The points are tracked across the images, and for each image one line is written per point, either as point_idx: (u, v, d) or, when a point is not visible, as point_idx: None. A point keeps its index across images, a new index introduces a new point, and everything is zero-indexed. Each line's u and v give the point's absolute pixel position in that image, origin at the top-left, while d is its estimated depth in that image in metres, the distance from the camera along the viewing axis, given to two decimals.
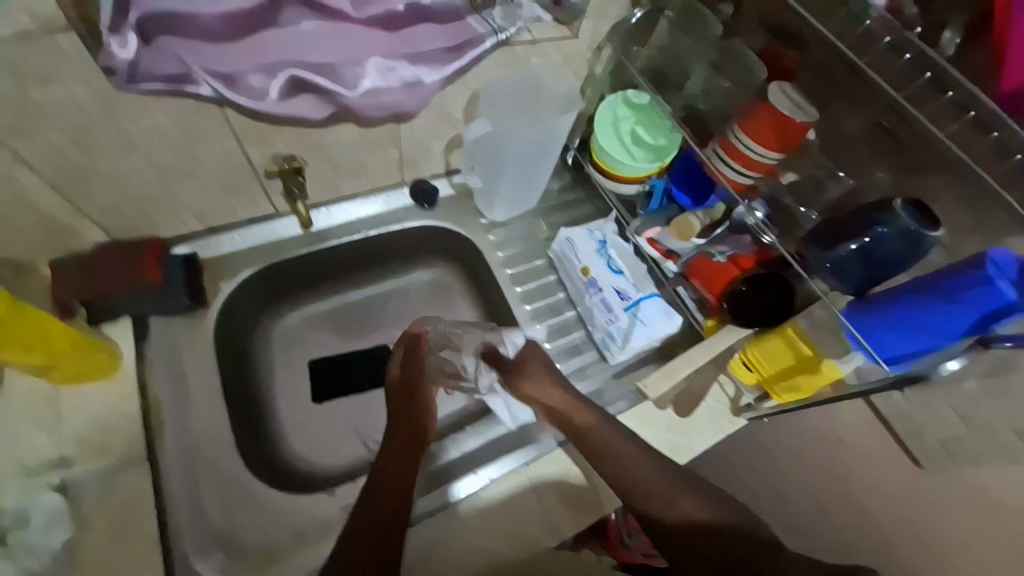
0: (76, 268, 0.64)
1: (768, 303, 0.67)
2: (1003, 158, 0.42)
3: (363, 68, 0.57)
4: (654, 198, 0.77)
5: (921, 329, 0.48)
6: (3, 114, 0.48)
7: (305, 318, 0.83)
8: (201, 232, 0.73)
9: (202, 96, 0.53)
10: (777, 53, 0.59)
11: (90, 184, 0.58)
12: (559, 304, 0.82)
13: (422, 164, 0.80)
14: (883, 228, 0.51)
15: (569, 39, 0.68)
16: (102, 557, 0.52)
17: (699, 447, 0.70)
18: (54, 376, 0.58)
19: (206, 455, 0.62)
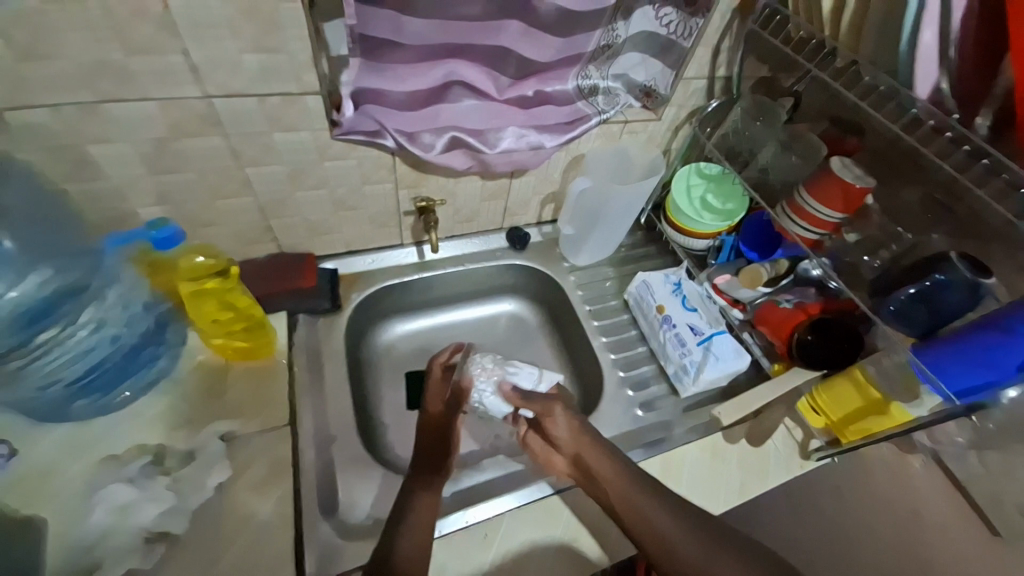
0: (248, 269, 0.79)
1: (837, 348, 0.72)
2: None
3: (503, 134, 0.73)
4: (723, 252, 0.88)
5: (984, 362, 0.55)
6: (252, 149, 0.65)
7: (405, 335, 0.95)
8: (341, 253, 0.88)
9: (386, 146, 0.70)
10: (839, 138, 0.73)
11: (283, 207, 0.75)
12: (632, 341, 0.90)
13: (520, 214, 0.96)
14: (942, 275, 0.59)
15: (654, 120, 0.85)
16: (248, 505, 0.60)
17: (770, 485, 0.74)
18: (223, 348, 0.70)
19: (332, 434, 0.72)
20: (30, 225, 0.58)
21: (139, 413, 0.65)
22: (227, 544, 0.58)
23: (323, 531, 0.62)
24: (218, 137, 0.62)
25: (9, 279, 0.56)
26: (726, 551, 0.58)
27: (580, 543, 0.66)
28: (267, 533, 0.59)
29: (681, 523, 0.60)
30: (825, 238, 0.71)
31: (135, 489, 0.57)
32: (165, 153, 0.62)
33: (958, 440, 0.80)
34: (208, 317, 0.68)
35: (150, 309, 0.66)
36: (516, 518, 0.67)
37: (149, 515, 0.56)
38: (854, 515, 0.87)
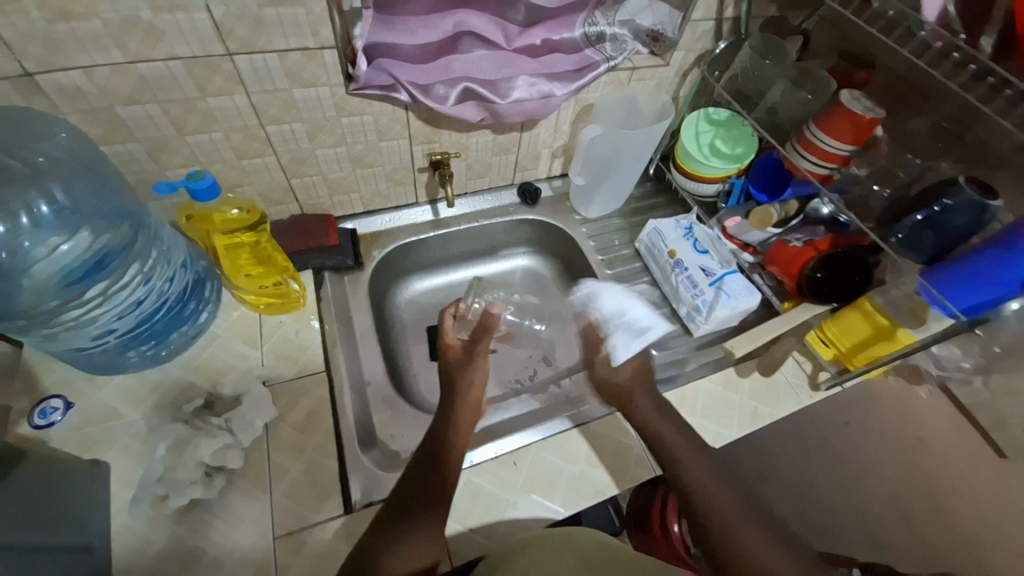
0: (274, 228, 0.82)
1: (847, 281, 0.75)
2: None
3: (515, 82, 0.74)
4: (734, 195, 0.90)
5: (990, 278, 0.57)
6: (274, 107, 0.67)
7: (425, 292, 0.98)
8: (359, 213, 0.91)
9: (400, 100, 0.72)
10: (847, 72, 0.74)
11: (304, 166, 0.77)
12: (644, 286, 0.93)
13: (531, 168, 0.97)
14: (948, 200, 0.61)
15: (662, 66, 0.85)
16: (294, 442, 0.65)
17: (780, 412, 0.78)
18: (260, 301, 0.75)
19: (366, 379, 0.76)
20: (76, 178, 0.59)
21: (186, 365, 0.69)
22: (279, 475, 0.63)
23: (365, 462, 0.67)
24: (241, 96, 0.64)
25: (63, 232, 0.58)
26: (759, 529, 0.59)
27: (600, 471, 0.70)
28: (316, 465, 0.64)
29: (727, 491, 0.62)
30: (835, 172, 0.72)
31: (192, 428, 0.62)
32: (190, 113, 0.64)
33: (965, 366, 0.83)
34: (242, 271, 0.71)
35: (189, 266, 0.69)
36: (542, 450, 0.71)
37: (208, 452, 0.60)
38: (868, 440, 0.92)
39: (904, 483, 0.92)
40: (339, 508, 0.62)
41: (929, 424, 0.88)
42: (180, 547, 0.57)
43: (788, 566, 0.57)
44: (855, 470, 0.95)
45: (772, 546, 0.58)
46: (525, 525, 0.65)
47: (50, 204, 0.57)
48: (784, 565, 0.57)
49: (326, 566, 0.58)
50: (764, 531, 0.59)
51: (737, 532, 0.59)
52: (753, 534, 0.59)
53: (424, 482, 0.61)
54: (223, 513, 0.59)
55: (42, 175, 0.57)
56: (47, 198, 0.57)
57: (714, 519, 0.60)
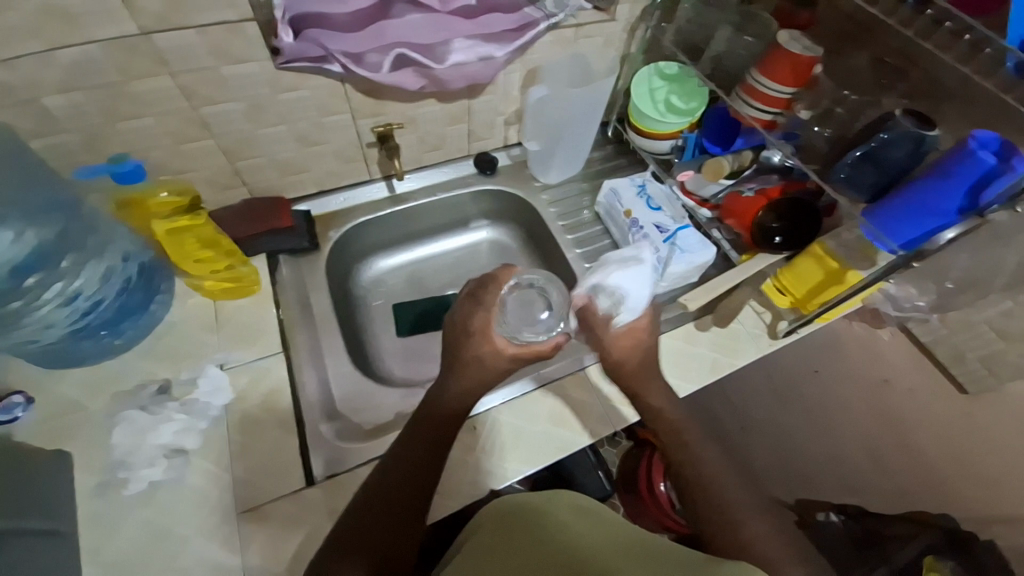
0: (224, 215, 0.81)
1: (797, 224, 0.75)
2: (977, 53, 0.53)
3: (451, 46, 0.73)
4: (687, 150, 0.89)
5: (922, 211, 0.57)
6: (203, 87, 0.66)
7: (390, 270, 0.98)
8: (313, 194, 0.90)
9: (334, 73, 0.70)
10: (791, 12, 0.72)
11: (247, 148, 0.76)
12: (606, 249, 0.93)
13: (486, 137, 0.95)
14: (886, 134, 0.60)
15: (609, 21, 0.83)
16: (255, 422, 0.66)
17: (739, 361, 0.79)
18: (212, 288, 0.74)
19: (327, 357, 0.77)
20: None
21: (144, 354, 0.69)
22: (241, 455, 0.64)
23: (327, 436, 0.68)
24: (166, 77, 0.63)
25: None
26: (758, 518, 0.56)
27: (563, 429, 0.72)
28: (277, 442, 0.65)
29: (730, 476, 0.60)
30: (779, 117, 0.72)
31: (150, 414, 0.63)
32: (115, 99, 0.62)
33: (921, 307, 0.81)
34: (190, 257, 0.71)
35: (131, 258, 0.68)
36: (502, 415, 0.72)
37: (167, 434, 0.62)
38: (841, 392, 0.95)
39: (878, 435, 0.92)
40: (302, 482, 0.63)
41: (894, 365, 0.88)
42: (146, 529, 0.58)
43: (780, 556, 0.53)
44: (830, 419, 0.98)
45: (771, 539, 0.54)
46: (488, 486, 0.67)
47: None
48: (777, 552, 0.53)
49: (289, 537, 0.59)
50: (762, 523, 0.56)
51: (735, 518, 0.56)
52: (751, 524, 0.55)
53: (381, 499, 0.57)
54: (187, 493, 0.61)
55: None
56: None
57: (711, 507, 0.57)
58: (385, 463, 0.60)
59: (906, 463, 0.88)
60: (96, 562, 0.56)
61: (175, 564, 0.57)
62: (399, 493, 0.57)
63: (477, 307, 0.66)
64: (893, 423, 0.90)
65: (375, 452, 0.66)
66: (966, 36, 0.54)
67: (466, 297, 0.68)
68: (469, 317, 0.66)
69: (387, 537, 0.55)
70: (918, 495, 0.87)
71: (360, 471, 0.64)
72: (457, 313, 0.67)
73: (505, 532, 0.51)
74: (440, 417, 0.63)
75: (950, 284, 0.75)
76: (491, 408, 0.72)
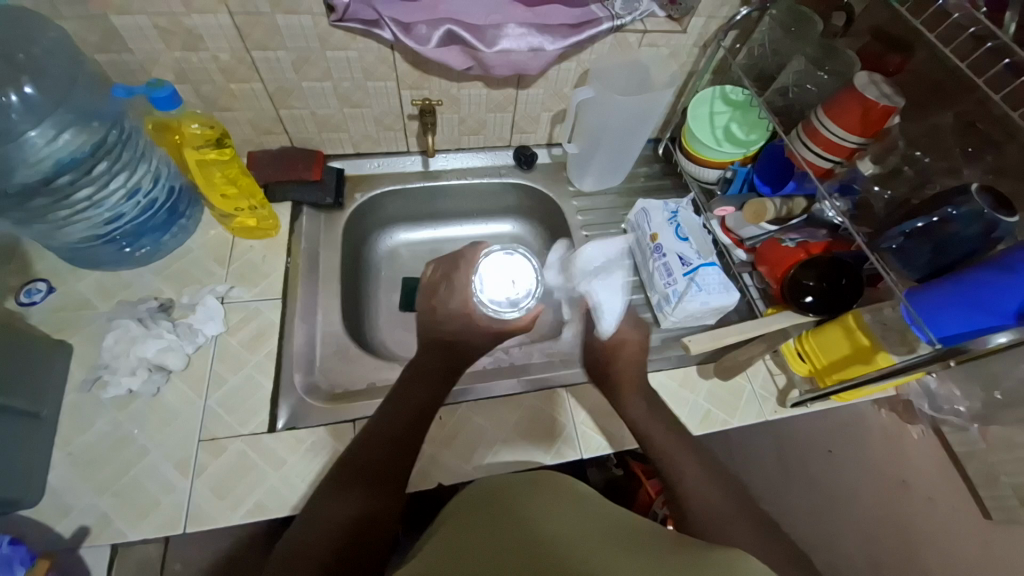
0: (261, 157, 0.84)
1: (835, 288, 0.66)
2: None
3: (503, 31, 0.71)
4: (735, 183, 0.82)
5: (974, 304, 0.50)
6: (258, 30, 0.68)
7: (408, 244, 0.98)
8: (349, 155, 0.91)
9: (384, 39, 0.70)
10: (880, 57, 0.67)
11: (291, 97, 0.78)
12: (624, 269, 0.89)
13: (529, 131, 0.93)
14: (954, 209, 0.53)
15: (678, 33, 0.78)
16: (237, 357, 0.69)
17: (736, 421, 0.72)
18: (234, 223, 0.77)
19: (321, 313, 0.78)
20: (51, 77, 0.60)
21: (158, 271, 0.74)
22: (215, 385, 0.66)
23: (298, 387, 0.69)
24: (225, 15, 0.65)
25: (34, 122, 0.60)
26: (748, 522, 0.51)
27: (527, 443, 0.69)
28: (251, 381, 0.67)
29: (713, 487, 0.54)
30: (838, 166, 0.66)
31: (144, 327, 0.67)
32: (174, 28, 0.65)
33: (961, 411, 0.75)
34: (216, 192, 0.73)
35: (161, 180, 0.73)
36: (469, 414, 0.70)
37: (151, 349, 0.65)
38: (851, 474, 0.81)
39: (880, 530, 0.78)
40: (262, 427, 0.64)
41: (916, 466, 0.78)
42: (114, 431, 0.62)
43: (774, 562, 0.47)
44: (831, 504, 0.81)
45: (766, 550, 0.48)
46: (438, 479, 0.65)
47: (20, 97, 0.58)
48: (775, 560, 0.47)
49: (236, 475, 0.61)
50: (754, 527, 0.51)
51: (728, 526, 0.50)
52: (744, 531, 0.50)
53: (370, 462, 0.55)
54: (158, 408, 0.64)
55: (19, 69, 0.58)
56: (18, 91, 0.58)
57: (701, 520, 0.52)
58: (365, 433, 0.58)
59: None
60: (66, 450, 0.60)
61: (131, 471, 0.60)
62: (380, 455, 0.55)
63: (452, 290, 0.74)
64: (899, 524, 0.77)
65: (338, 416, 0.67)
66: None
67: (442, 277, 0.76)
68: (448, 302, 0.73)
69: (373, 495, 0.52)
70: None
71: (317, 429, 0.65)
72: (432, 292, 0.76)
73: (494, 512, 0.47)
74: (420, 400, 0.62)
75: (999, 393, 0.71)
76: (461, 402, 0.70)
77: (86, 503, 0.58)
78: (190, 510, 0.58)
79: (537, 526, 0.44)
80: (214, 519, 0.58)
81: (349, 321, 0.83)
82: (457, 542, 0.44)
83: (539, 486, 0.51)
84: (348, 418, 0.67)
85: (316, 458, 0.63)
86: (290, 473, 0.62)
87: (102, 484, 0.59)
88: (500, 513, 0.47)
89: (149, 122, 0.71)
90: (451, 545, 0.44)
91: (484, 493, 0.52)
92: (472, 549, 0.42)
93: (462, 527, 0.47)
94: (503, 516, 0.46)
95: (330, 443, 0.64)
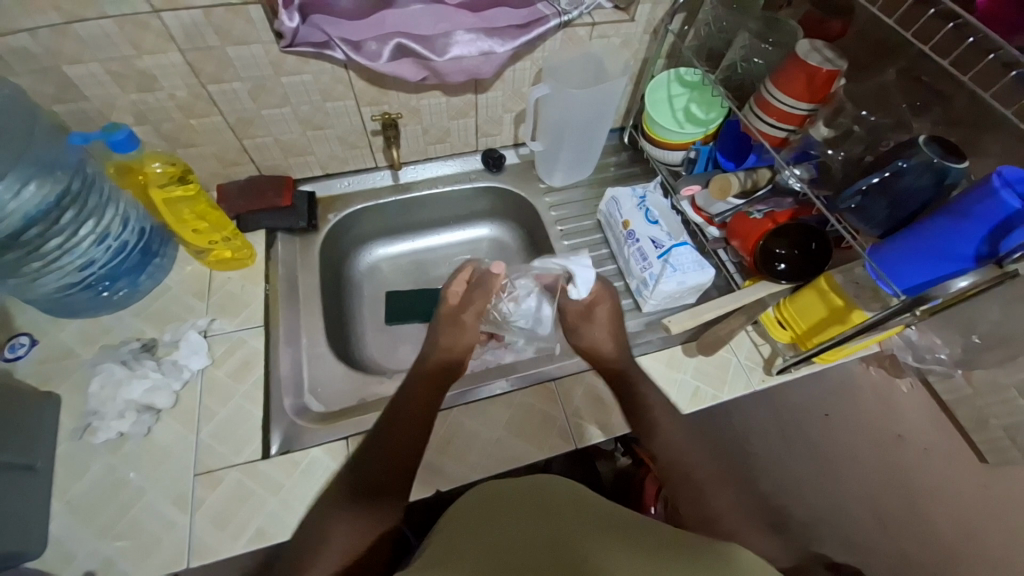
0: (232, 189, 0.85)
1: (806, 254, 0.68)
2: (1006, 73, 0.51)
3: (453, 38, 0.71)
4: (699, 163, 0.83)
5: (933, 254, 0.51)
6: (210, 65, 0.68)
7: (388, 258, 0.99)
8: (320, 176, 0.92)
9: (336, 59, 0.71)
10: (821, 22, 0.67)
11: (254, 126, 0.79)
12: (603, 259, 0.89)
13: (494, 134, 0.93)
14: (905, 162, 0.54)
15: (627, 22, 0.79)
16: (225, 388, 0.69)
17: (725, 395, 0.73)
18: (211, 257, 0.78)
19: (305, 335, 0.78)
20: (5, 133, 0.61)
21: (138, 312, 0.74)
22: (206, 419, 0.67)
23: (288, 410, 0.69)
24: (176, 54, 0.66)
25: None
26: (729, 492, 0.57)
27: (520, 439, 0.69)
28: (240, 410, 0.68)
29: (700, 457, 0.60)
30: (793, 134, 0.67)
31: (128, 368, 0.67)
32: (129, 71, 0.66)
33: (943, 359, 0.77)
34: (189, 228, 0.74)
35: (132, 221, 0.73)
36: (460, 418, 0.70)
37: (138, 391, 0.65)
38: (847, 435, 0.81)
39: (882, 489, 0.78)
40: (256, 454, 0.65)
41: (909, 422, 0.79)
42: (110, 474, 0.62)
43: (741, 525, 0.55)
44: (833, 465, 0.81)
45: (739, 511, 0.56)
46: (436, 486, 0.65)
47: None
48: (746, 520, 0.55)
49: (234, 504, 0.61)
50: (733, 493, 0.58)
51: (714, 492, 0.57)
52: (726, 498, 0.57)
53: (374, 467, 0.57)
54: (151, 446, 0.64)
55: None
56: None
57: (682, 489, 0.58)
58: (375, 444, 0.59)
59: (919, 540, 0.74)
60: (64, 499, 0.60)
61: (131, 513, 0.60)
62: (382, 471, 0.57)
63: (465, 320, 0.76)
64: (896, 476, 0.78)
65: (330, 435, 0.67)
66: (992, 56, 0.51)
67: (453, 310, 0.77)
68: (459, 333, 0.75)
69: (383, 521, 0.53)
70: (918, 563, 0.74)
71: (311, 451, 0.65)
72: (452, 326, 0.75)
73: (484, 515, 0.49)
74: (416, 412, 0.62)
75: (977, 337, 0.72)
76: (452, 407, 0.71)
77: (89, 548, 0.58)
78: (192, 544, 0.58)
79: (537, 535, 0.43)
80: (216, 549, 0.58)
81: (335, 339, 0.83)
82: (450, 550, 0.44)
83: (528, 491, 0.51)
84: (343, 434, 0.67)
85: (314, 478, 0.63)
86: (289, 497, 0.62)
87: (102, 529, 0.59)
88: (491, 521, 0.47)
89: (110, 166, 0.72)
90: (445, 551, 0.44)
91: (474, 500, 0.52)
92: (470, 544, 0.44)
93: (461, 523, 0.49)
94: (497, 521, 0.47)
95: (325, 463, 0.64)
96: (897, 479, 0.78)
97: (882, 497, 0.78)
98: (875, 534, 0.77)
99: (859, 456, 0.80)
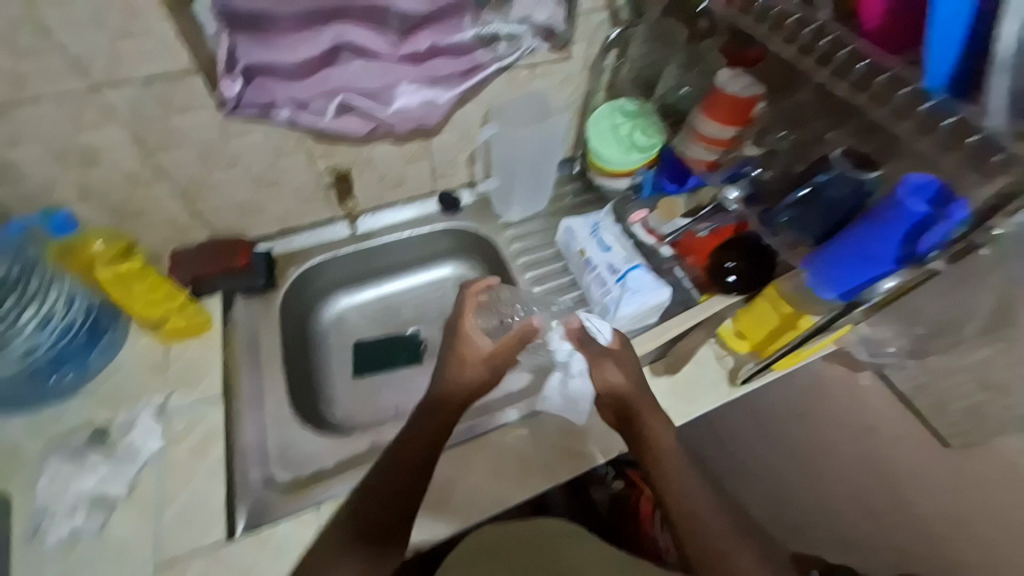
0: (184, 255, 0.81)
1: (753, 265, 0.72)
2: (894, 93, 0.48)
3: (396, 90, 0.72)
4: (645, 188, 0.87)
5: (860, 261, 0.53)
6: (153, 134, 0.68)
7: (352, 307, 0.96)
8: (275, 235, 0.91)
9: (281, 119, 0.71)
10: (740, 51, 0.69)
11: (204, 191, 0.78)
12: (564, 288, 0.89)
13: (451, 175, 0.93)
14: (824, 176, 0.58)
15: (564, 61, 0.81)
16: (184, 467, 0.66)
17: (698, 409, 0.74)
18: (164, 331, 0.75)
19: (268, 398, 0.75)
20: None
21: (89, 395, 0.71)
22: (164, 506, 0.63)
23: (253, 484, 0.66)
24: (116, 127, 0.66)
25: None
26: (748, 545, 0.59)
27: (495, 484, 0.68)
28: (200, 491, 0.65)
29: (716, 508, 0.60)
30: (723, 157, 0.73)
31: (79, 464, 0.64)
32: (69, 146, 0.65)
33: (896, 352, 0.79)
34: (137, 302, 0.71)
35: (77, 301, 0.71)
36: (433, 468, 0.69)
37: (90, 483, 0.63)
38: (832, 437, 0.94)
39: (874, 488, 0.89)
40: (220, 536, 0.62)
41: (876, 412, 0.85)
42: None
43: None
44: (817, 466, 0.97)
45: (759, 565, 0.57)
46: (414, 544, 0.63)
47: None
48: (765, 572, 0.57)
49: None
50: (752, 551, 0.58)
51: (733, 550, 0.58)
52: (744, 559, 0.57)
53: (375, 508, 0.59)
54: (107, 540, 0.61)
55: None
56: None
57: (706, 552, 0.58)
58: (377, 483, 0.60)
59: (918, 534, 0.83)
60: None
61: None
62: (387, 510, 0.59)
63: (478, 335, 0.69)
64: (883, 474, 0.87)
65: (300, 505, 0.65)
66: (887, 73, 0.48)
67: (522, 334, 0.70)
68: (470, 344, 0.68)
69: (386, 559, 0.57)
70: (919, 557, 0.83)
71: (280, 526, 0.62)
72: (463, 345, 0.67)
73: None
74: (414, 447, 0.62)
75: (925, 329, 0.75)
76: None
77: None
78: None
79: None
80: None
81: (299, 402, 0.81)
82: None
83: None
84: (314, 501, 0.65)
85: (285, 554, 0.61)
86: None
87: None
88: None
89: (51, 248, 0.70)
90: None
91: None
92: None
93: None
94: None
95: (295, 537, 0.62)
96: (885, 475, 0.87)
97: (872, 490, 0.89)
98: (863, 522, 0.91)
99: (840, 454, 0.92)
